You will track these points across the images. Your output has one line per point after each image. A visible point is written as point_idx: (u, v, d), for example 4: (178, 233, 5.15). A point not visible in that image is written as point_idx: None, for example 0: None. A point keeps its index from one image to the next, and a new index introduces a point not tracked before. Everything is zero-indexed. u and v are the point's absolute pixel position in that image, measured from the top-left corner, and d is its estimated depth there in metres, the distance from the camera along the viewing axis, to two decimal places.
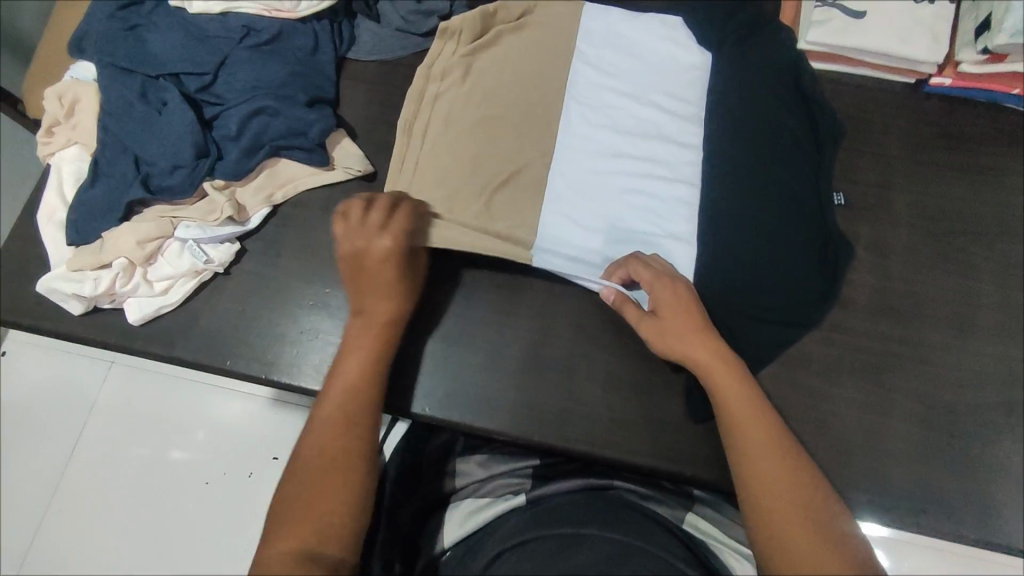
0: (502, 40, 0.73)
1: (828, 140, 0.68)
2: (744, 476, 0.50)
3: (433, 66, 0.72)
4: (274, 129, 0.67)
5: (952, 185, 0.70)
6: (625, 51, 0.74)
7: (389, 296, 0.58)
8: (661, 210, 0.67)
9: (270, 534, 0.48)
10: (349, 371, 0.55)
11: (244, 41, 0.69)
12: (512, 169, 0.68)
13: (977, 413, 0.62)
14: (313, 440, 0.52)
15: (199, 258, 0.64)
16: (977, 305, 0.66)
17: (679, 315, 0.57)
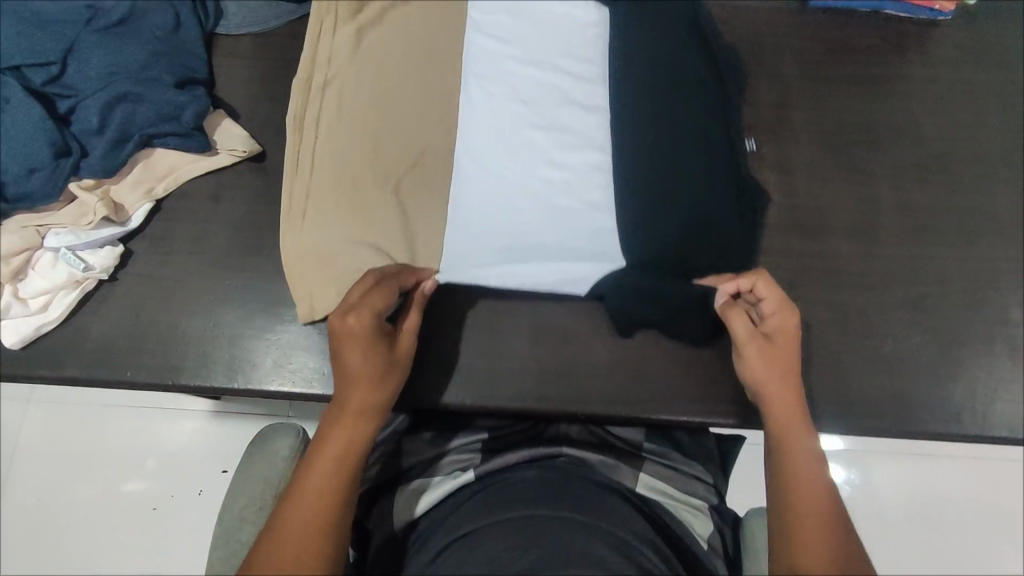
0: (388, 16, 0.68)
1: (731, 90, 0.69)
2: (790, 463, 0.51)
3: (315, 51, 0.66)
4: (140, 117, 0.61)
5: (844, 97, 0.71)
6: (520, 14, 0.69)
7: (369, 379, 0.51)
8: (578, 179, 0.64)
9: None
10: (319, 464, 0.48)
11: (92, 23, 0.63)
12: (414, 157, 0.64)
13: (885, 312, 0.64)
14: (279, 551, 0.45)
15: (76, 266, 0.59)
16: (877, 210, 0.67)
17: (788, 358, 0.55)
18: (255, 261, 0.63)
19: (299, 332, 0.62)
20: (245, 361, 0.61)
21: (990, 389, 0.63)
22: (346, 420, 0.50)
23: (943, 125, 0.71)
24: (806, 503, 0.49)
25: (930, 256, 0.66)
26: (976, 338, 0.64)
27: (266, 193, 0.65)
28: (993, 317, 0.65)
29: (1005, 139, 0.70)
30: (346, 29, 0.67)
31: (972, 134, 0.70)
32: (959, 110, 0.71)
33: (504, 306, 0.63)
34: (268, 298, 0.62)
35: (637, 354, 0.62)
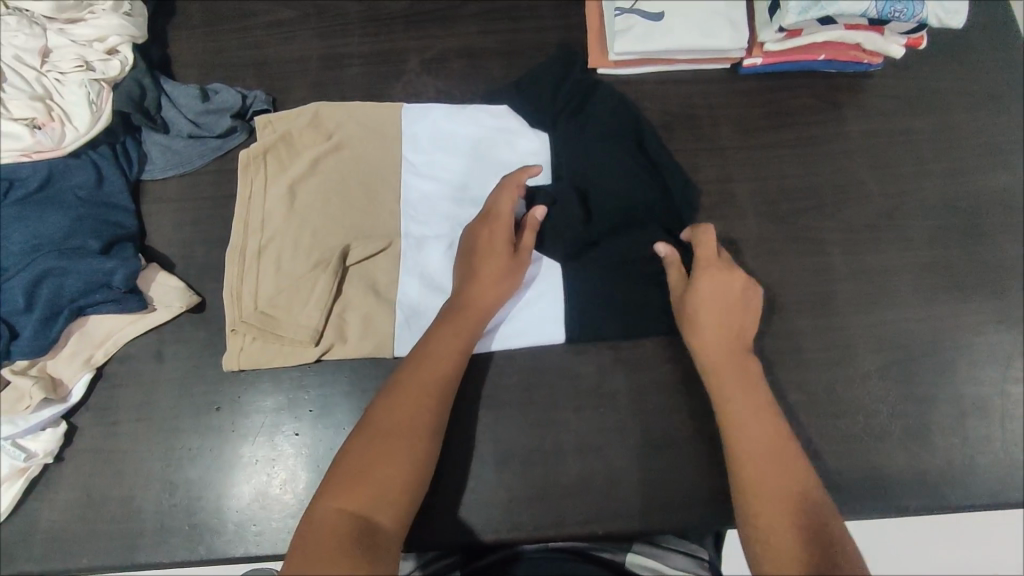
0: (321, 165, 0.68)
1: (682, 207, 0.68)
2: (745, 475, 0.54)
3: (249, 216, 0.66)
4: (68, 290, 0.59)
5: (786, 164, 0.71)
6: (455, 148, 0.70)
7: (463, 331, 0.59)
8: (530, 319, 0.64)
9: (327, 488, 0.51)
10: (400, 417, 0.54)
11: (9, 194, 0.61)
12: (362, 315, 0.64)
13: (852, 388, 0.63)
14: (395, 407, 0.55)
15: (18, 456, 0.57)
16: (833, 279, 0.67)
17: (717, 298, 0.60)
18: (206, 419, 0.61)
19: (259, 490, 0.60)
20: (206, 529, 0.59)
21: (965, 453, 0.62)
22: (444, 357, 0.58)
23: (886, 181, 0.70)
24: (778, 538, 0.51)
25: (890, 320, 0.65)
26: (944, 401, 0.63)
27: (210, 345, 0.63)
28: (960, 376, 0.64)
29: (950, 188, 0.70)
30: (278, 184, 0.67)
31: (916, 187, 0.70)
32: (901, 164, 0.71)
33: (467, 432, 0.61)
34: (224, 457, 0.61)
35: (608, 464, 0.61)
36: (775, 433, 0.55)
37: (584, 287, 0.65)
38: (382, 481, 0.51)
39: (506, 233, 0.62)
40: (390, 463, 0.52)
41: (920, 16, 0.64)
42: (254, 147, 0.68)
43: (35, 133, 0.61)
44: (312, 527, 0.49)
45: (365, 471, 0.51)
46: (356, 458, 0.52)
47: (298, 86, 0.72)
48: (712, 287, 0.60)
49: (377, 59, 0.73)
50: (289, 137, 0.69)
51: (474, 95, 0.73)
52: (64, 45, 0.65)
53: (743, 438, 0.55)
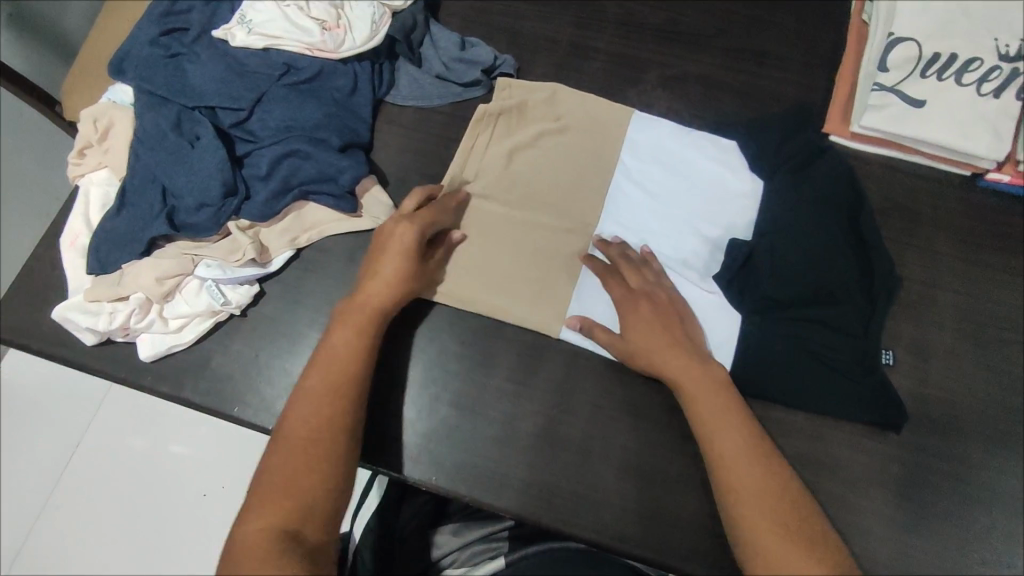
0: (542, 141, 0.71)
1: (879, 297, 0.65)
2: (731, 496, 0.54)
3: (465, 164, 0.70)
4: (303, 172, 0.66)
5: (1001, 289, 0.67)
6: (669, 167, 0.71)
7: (335, 360, 0.58)
8: None
9: (254, 502, 0.53)
10: (330, 356, 0.59)
11: (283, 78, 0.69)
12: (534, 288, 0.66)
13: (1005, 537, 0.59)
14: (290, 425, 0.56)
15: (216, 299, 0.63)
16: (1016, 421, 0.62)
17: (645, 322, 0.62)
18: None
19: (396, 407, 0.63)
20: None
21: None
22: (314, 383, 0.58)
23: None
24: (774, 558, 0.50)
25: None
26: None
27: None
28: None
29: None
30: (500, 145, 0.71)
31: None
32: None
33: (600, 429, 0.62)
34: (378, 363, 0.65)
35: None
36: (746, 453, 0.55)
37: (753, 339, 0.64)
38: (301, 497, 0.53)
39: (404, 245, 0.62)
40: (306, 480, 0.54)
41: None
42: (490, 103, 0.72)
43: (323, 33, 0.68)
44: (240, 535, 0.52)
45: (284, 485, 0.53)
46: (277, 469, 0.54)
47: (542, 62, 0.76)
48: (637, 315, 0.62)
49: (619, 61, 0.76)
50: (523, 107, 0.72)
51: (701, 121, 0.74)
52: None
53: (726, 461, 0.55)
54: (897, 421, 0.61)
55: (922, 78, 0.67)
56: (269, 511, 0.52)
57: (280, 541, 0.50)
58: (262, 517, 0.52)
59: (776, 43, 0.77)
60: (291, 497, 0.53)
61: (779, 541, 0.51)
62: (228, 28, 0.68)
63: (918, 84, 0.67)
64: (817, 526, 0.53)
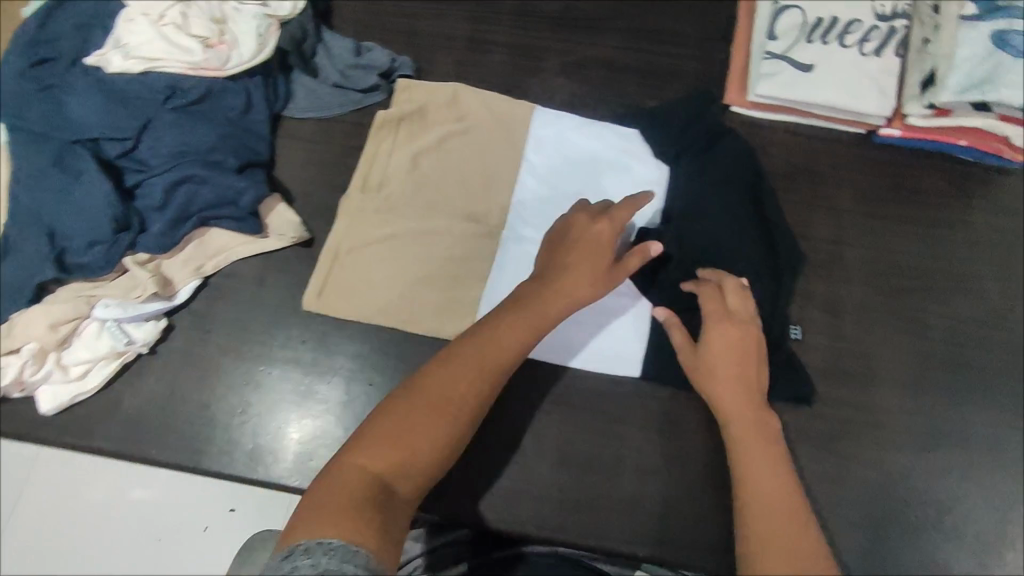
0: (446, 146, 0.70)
1: (785, 267, 0.67)
2: (754, 503, 0.51)
3: (369, 174, 0.69)
4: (201, 198, 0.63)
5: (903, 239, 0.69)
6: (576, 156, 0.71)
7: (523, 331, 0.54)
8: (608, 342, 0.65)
9: (358, 443, 0.47)
10: (508, 337, 0.53)
11: (169, 102, 0.65)
12: (449, 294, 0.65)
13: (928, 477, 0.61)
14: (449, 374, 0.51)
15: (119, 340, 0.60)
16: (927, 365, 0.65)
17: (732, 341, 0.59)
18: (293, 349, 0.64)
19: (323, 427, 0.62)
20: (268, 452, 0.61)
21: None
22: (501, 337, 0.53)
23: (1004, 280, 0.68)
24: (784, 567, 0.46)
25: (980, 419, 0.63)
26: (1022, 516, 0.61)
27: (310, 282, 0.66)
28: None
29: None
30: (403, 152, 0.70)
31: None
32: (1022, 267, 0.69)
33: (531, 424, 0.62)
34: (299, 384, 0.63)
35: (662, 490, 0.61)
36: (775, 471, 0.53)
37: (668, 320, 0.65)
38: (410, 446, 0.47)
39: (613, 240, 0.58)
40: (416, 438, 0.48)
41: None
42: (391, 109, 0.71)
43: (205, 51, 0.65)
44: (336, 478, 0.44)
45: (400, 435, 0.47)
46: (395, 419, 0.48)
47: (442, 61, 0.75)
48: (725, 335, 0.59)
49: (519, 52, 0.76)
50: (423, 111, 0.71)
51: (606, 104, 0.74)
52: None
53: (753, 473, 0.53)
54: (809, 389, 0.63)
55: (807, 43, 0.69)
56: (368, 453, 0.46)
57: (376, 494, 0.44)
58: (373, 455, 0.46)
59: (672, 21, 0.78)
60: (394, 449, 0.47)
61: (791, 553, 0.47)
62: (102, 54, 0.65)
63: (806, 50, 0.69)
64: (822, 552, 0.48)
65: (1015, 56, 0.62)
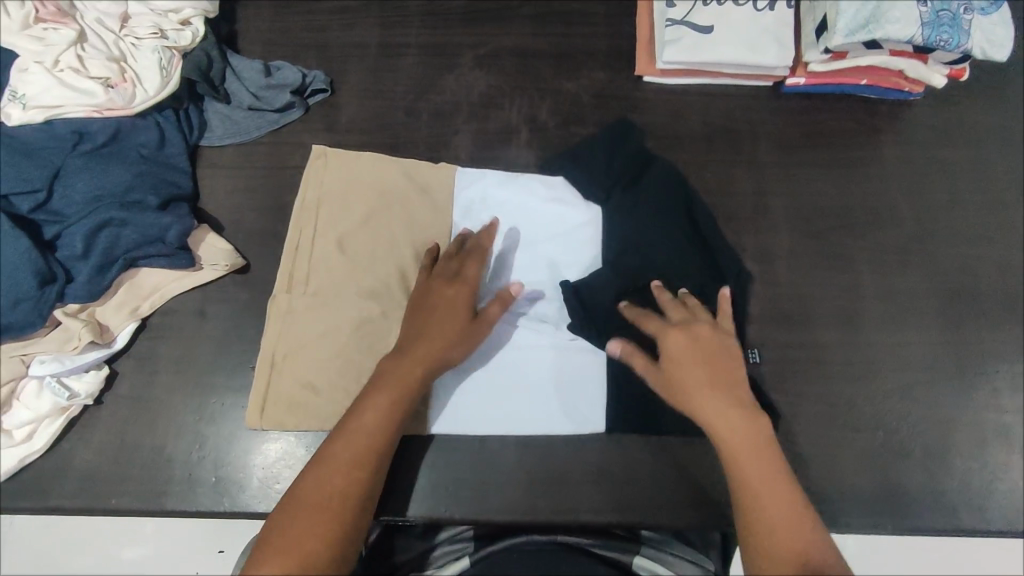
0: (373, 226, 0.68)
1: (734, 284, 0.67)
2: (750, 512, 0.53)
3: (296, 265, 0.66)
4: (126, 241, 0.62)
5: (821, 182, 0.72)
6: (510, 215, 0.70)
7: (392, 399, 0.57)
8: (567, 406, 0.65)
9: (257, 560, 0.50)
10: (372, 414, 0.56)
11: (77, 147, 0.64)
12: None
13: (873, 403, 0.64)
14: (319, 477, 0.54)
15: (61, 395, 0.59)
16: (859, 297, 0.68)
17: (704, 345, 0.60)
18: (243, 377, 0.64)
19: (286, 449, 0.62)
20: (232, 481, 0.61)
21: (982, 476, 0.63)
22: (367, 421, 0.56)
23: (921, 207, 0.71)
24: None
25: (915, 340, 0.66)
26: (963, 424, 0.64)
27: (252, 308, 0.66)
28: (982, 401, 0.65)
29: (982, 220, 0.71)
30: (329, 238, 0.67)
31: (949, 215, 0.71)
32: (936, 191, 0.72)
33: (489, 416, 0.65)
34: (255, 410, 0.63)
35: (622, 456, 0.64)
36: (765, 468, 0.55)
37: (622, 372, 0.66)
38: (307, 552, 0.50)
39: (467, 299, 0.62)
40: (313, 538, 0.51)
41: (965, 47, 0.64)
42: (309, 189, 0.69)
43: (108, 91, 0.64)
44: None
45: (295, 542, 0.51)
46: (284, 529, 0.51)
47: (354, 70, 0.75)
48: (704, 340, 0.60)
49: (431, 51, 0.76)
50: (343, 191, 0.69)
51: (523, 91, 0.75)
52: (142, 13, 0.69)
53: (746, 484, 0.54)
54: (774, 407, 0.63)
55: (704, 6, 0.71)
56: (270, 562, 0.50)
57: None
58: (275, 564, 0.49)
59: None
60: (296, 552, 0.50)
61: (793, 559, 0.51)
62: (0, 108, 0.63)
63: (703, 13, 0.71)
64: (817, 536, 0.52)
65: None
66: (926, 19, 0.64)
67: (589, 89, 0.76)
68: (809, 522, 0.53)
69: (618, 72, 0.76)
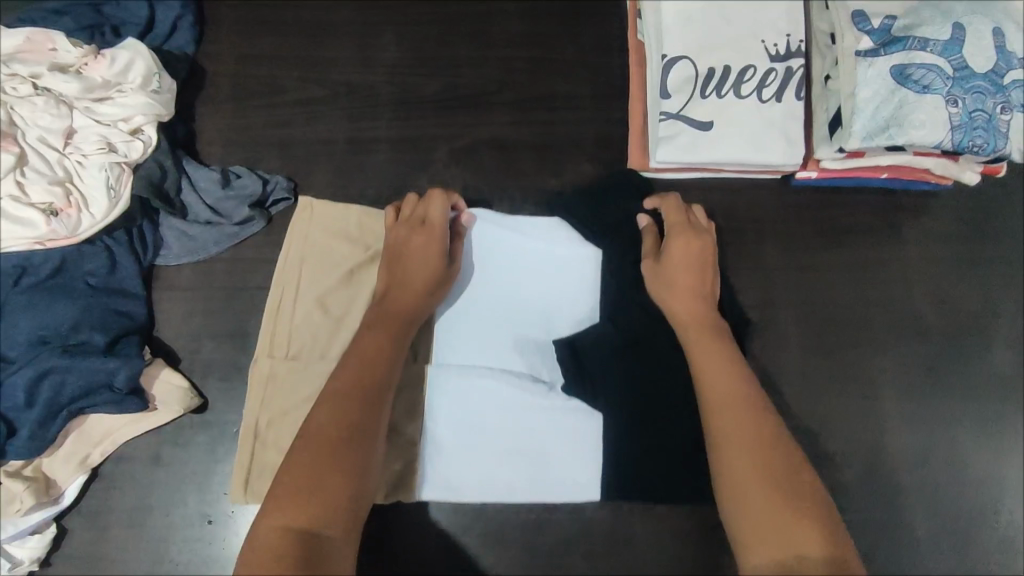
0: (357, 279, 0.65)
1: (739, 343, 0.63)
2: (720, 437, 0.48)
3: (276, 326, 0.63)
4: (70, 388, 0.57)
5: (835, 290, 0.65)
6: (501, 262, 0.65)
7: (387, 332, 0.55)
8: (565, 469, 0.60)
9: (264, 507, 0.43)
10: (365, 344, 0.53)
11: (20, 282, 0.60)
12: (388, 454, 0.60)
13: (881, 548, 0.60)
14: (325, 410, 0.48)
15: (2, 564, 0.55)
16: (875, 427, 0.62)
17: (687, 258, 0.59)
18: (200, 530, 0.59)
19: None
20: None
21: None
22: (364, 354, 0.53)
23: (947, 318, 0.64)
24: (765, 517, 0.43)
25: (932, 472, 0.61)
26: (981, 569, 0.60)
27: (210, 451, 0.61)
28: (1004, 543, 0.60)
29: (1015, 334, 0.64)
30: (311, 295, 0.64)
31: (979, 328, 0.64)
32: (964, 300, 0.65)
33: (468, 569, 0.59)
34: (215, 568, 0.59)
35: None
36: (744, 403, 0.49)
37: (624, 437, 0.60)
38: (327, 491, 0.44)
39: (435, 240, 0.59)
40: (331, 470, 0.45)
41: (1002, 152, 0.56)
42: (291, 242, 0.66)
43: (49, 221, 0.59)
44: (252, 550, 0.41)
45: (308, 474, 0.44)
46: (295, 462, 0.45)
47: (322, 171, 0.70)
48: (683, 244, 0.60)
49: (404, 146, 0.70)
50: (324, 243, 0.65)
51: (504, 189, 0.69)
52: (88, 125, 0.63)
53: (719, 411, 0.50)
54: None
55: (702, 98, 0.63)
56: (289, 503, 0.43)
57: (294, 544, 0.41)
58: (286, 509, 0.42)
59: (563, 82, 0.72)
60: (311, 496, 0.43)
61: (765, 490, 0.44)
62: None
63: (702, 105, 0.63)
64: (792, 464, 0.46)
65: (919, 91, 0.56)
66: (957, 122, 0.56)
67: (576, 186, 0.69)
68: (790, 448, 0.47)
69: (608, 166, 0.70)
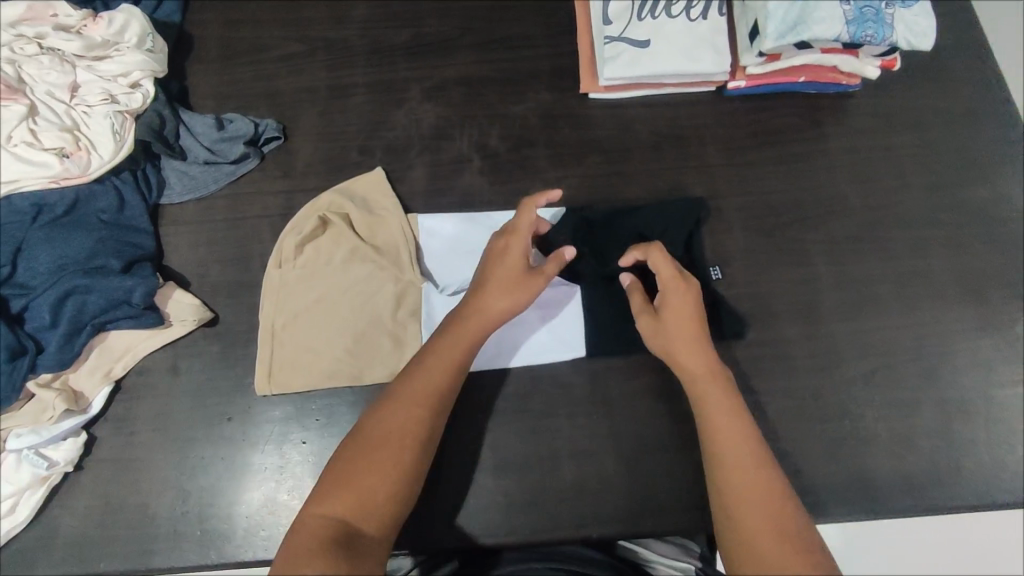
0: (354, 200, 0.71)
1: (696, 222, 0.71)
2: (712, 430, 0.57)
3: (285, 244, 0.69)
4: (92, 306, 0.63)
5: (771, 179, 0.74)
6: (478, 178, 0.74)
7: (449, 355, 0.59)
8: (548, 336, 0.68)
9: (316, 495, 0.52)
10: (429, 361, 0.58)
11: (38, 218, 0.65)
12: (390, 339, 0.67)
13: (839, 390, 0.66)
14: (381, 420, 0.55)
15: (40, 465, 0.60)
16: (816, 289, 0.69)
17: (682, 319, 0.61)
18: (218, 429, 0.65)
19: (268, 496, 0.63)
20: (215, 533, 0.62)
21: (949, 457, 0.64)
22: (424, 368, 0.58)
23: (868, 195, 0.73)
24: (749, 506, 0.52)
25: (876, 327, 0.68)
26: (929, 401, 0.66)
27: (224, 361, 0.67)
28: (945, 379, 0.67)
29: (930, 201, 0.73)
30: (313, 215, 0.70)
31: (897, 199, 0.73)
32: (884, 178, 0.74)
33: (466, 441, 0.64)
34: (234, 461, 0.64)
35: (601, 471, 0.64)
36: (728, 397, 0.58)
37: (599, 309, 0.69)
38: (368, 489, 0.52)
39: (516, 258, 0.62)
40: (375, 476, 0.52)
41: (890, 40, 0.67)
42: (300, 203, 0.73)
43: (64, 161, 0.64)
44: (299, 530, 0.50)
45: (352, 479, 0.52)
46: (343, 472, 0.53)
47: (306, 114, 0.77)
48: (683, 301, 0.61)
49: (380, 88, 0.78)
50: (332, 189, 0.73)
51: (472, 118, 0.77)
52: (92, 80, 0.69)
53: (711, 413, 0.57)
54: (741, 325, 0.67)
55: (639, 22, 0.73)
56: (333, 500, 0.51)
57: (334, 536, 0.49)
58: (331, 501, 0.51)
59: (518, 24, 0.80)
60: (354, 495, 0.51)
61: (750, 481, 0.54)
62: None
63: (639, 28, 0.73)
64: (763, 454, 0.55)
65: None
66: (851, 16, 0.66)
67: (536, 111, 0.77)
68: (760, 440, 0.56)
69: (564, 92, 0.77)
